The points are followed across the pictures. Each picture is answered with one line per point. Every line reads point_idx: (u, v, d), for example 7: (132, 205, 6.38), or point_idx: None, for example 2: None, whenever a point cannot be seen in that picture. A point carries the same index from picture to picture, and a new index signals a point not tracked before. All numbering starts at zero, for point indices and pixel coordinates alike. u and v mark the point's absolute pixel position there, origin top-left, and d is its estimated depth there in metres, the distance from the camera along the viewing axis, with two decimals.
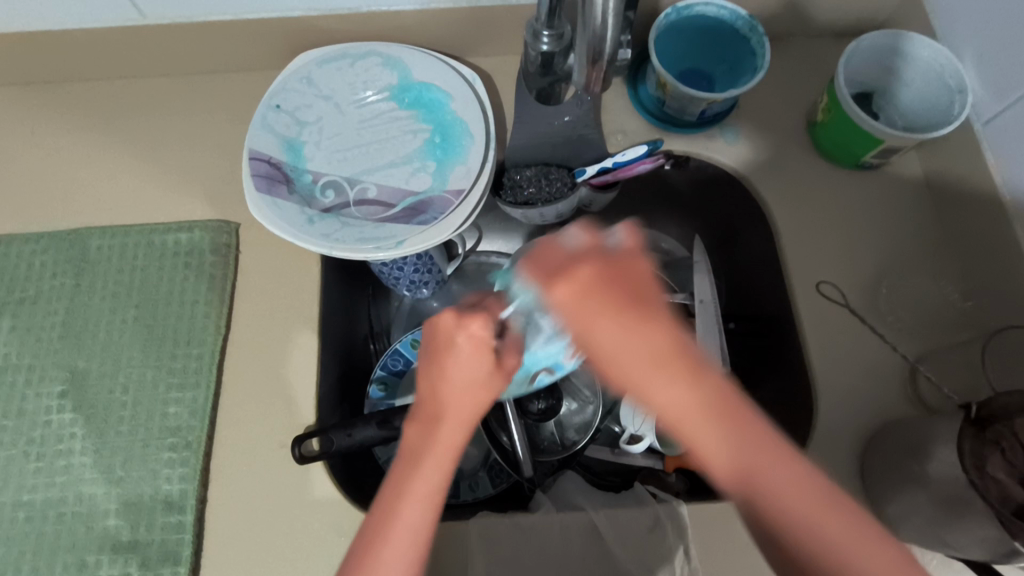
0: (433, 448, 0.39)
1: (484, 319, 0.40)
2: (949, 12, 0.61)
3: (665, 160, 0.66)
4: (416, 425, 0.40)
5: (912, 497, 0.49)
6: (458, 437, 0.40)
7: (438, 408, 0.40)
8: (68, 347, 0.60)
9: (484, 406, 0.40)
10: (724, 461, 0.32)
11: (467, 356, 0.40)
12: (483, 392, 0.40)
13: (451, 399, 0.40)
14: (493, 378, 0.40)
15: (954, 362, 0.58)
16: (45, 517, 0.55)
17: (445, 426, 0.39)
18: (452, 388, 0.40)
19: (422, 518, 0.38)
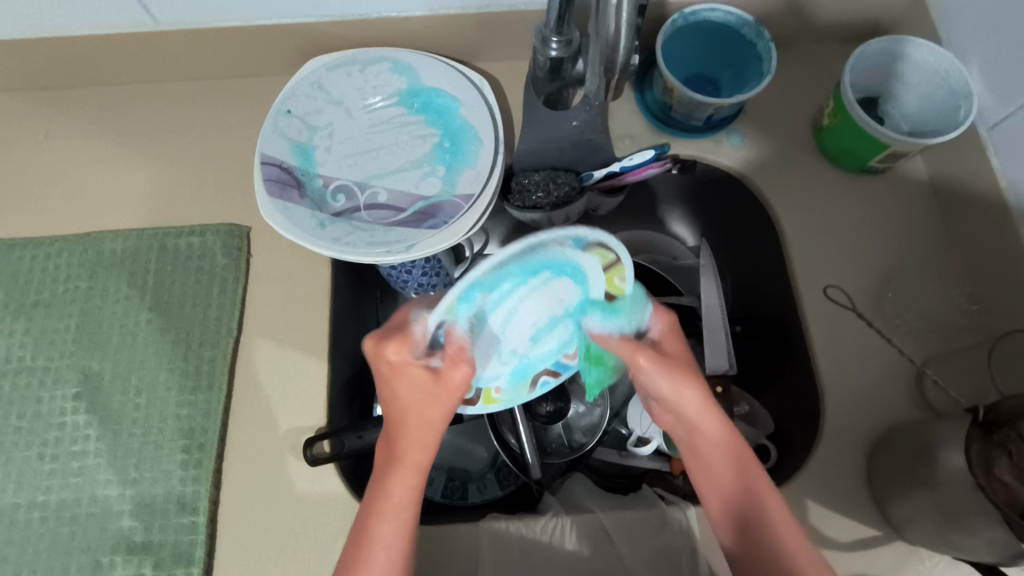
0: (396, 463, 0.46)
1: (398, 345, 0.46)
2: (954, 18, 0.62)
3: (672, 164, 0.64)
4: (384, 447, 0.47)
5: (919, 500, 0.50)
6: (419, 453, 0.46)
7: (396, 428, 0.47)
8: (82, 349, 0.60)
9: (437, 415, 0.46)
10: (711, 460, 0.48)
11: (408, 378, 0.46)
12: (433, 407, 0.46)
13: (407, 421, 0.46)
14: (439, 393, 0.45)
15: (959, 365, 0.58)
16: (60, 518, 0.55)
17: (404, 444, 0.46)
18: (404, 408, 0.46)
19: (391, 526, 0.44)
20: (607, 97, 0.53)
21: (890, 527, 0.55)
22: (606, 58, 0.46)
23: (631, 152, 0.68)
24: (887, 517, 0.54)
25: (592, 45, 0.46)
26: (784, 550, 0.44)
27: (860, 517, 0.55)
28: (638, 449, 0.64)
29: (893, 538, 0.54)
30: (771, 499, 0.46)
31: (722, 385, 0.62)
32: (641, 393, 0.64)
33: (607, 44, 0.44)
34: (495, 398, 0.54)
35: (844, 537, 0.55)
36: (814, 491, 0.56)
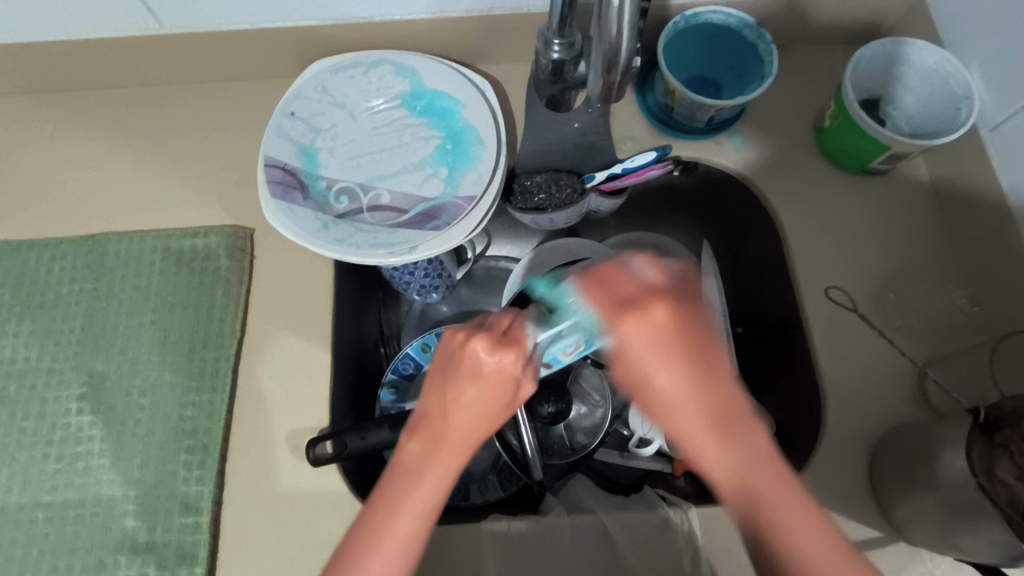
0: (431, 465, 0.39)
1: (515, 353, 0.40)
2: (956, 20, 0.62)
3: (674, 166, 0.66)
4: (415, 436, 0.40)
5: (921, 501, 0.50)
6: (455, 456, 0.40)
7: (438, 421, 0.40)
8: (87, 350, 0.61)
9: (491, 424, 0.40)
10: (724, 472, 0.37)
11: (483, 377, 0.40)
12: (489, 416, 0.40)
13: (454, 417, 0.40)
14: (500, 401, 0.40)
15: (960, 366, 0.58)
16: (64, 518, 0.56)
17: (446, 440, 0.40)
18: (460, 407, 0.40)
19: (412, 528, 0.38)
20: (609, 100, 0.53)
21: (893, 528, 0.55)
22: (607, 61, 0.45)
23: (633, 153, 0.68)
24: (889, 518, 0.54)
25: (595, 49, 0.46)
26: (802, 559, 0.35)
27: (863, 518, 0.55)
28: (640, 449, 0.65)
29: (895, 539, 0.55)
30: (723, 468, 0.37)
31: None
32: None
33: (608, 49, 0.44)
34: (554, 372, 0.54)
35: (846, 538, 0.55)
36: (816, 491, 0.56)
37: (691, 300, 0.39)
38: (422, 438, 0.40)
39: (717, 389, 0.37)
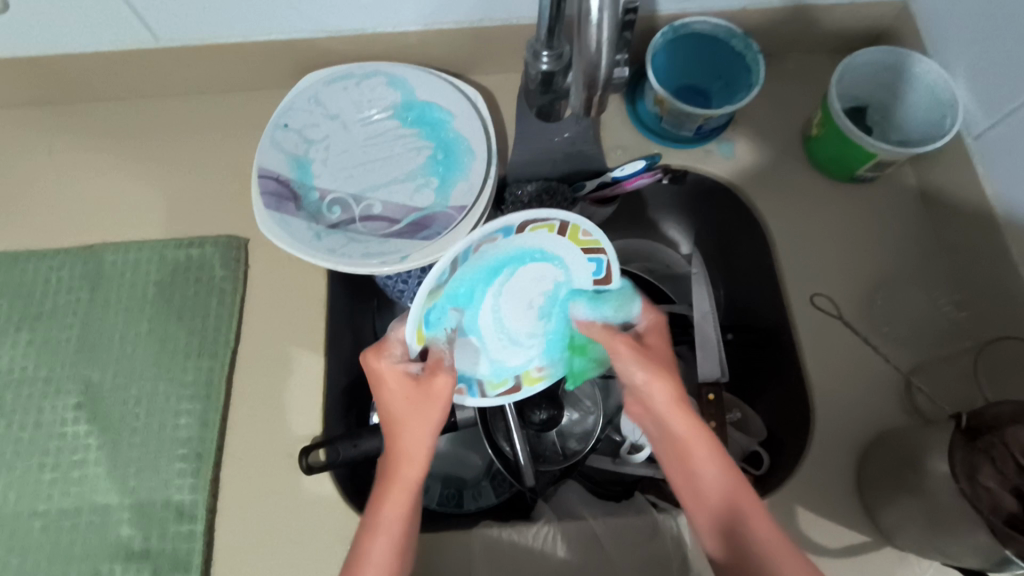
0: (392, 480, 0.48)
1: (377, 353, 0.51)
2: (941, 29, 0.63)
3: (663, 174, 0.68)
4: (379, 465, 0.50)
5: (907, 506, 0.50)
6: (413, 469, 0.48)
7: (389, 443, 0.49)
8: (83, 360, 0.61)
9: (430, 428, 0.49)
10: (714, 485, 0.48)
11: (389, 387, 0.50)
12: (425, 425, 0.49)
13: (401, 437, 0.49)
14: (432, 406, 0.50)
15: (948, 373, 0.59)
16: (60, 526, 0.56)
17: (395, 460, 0.48)
18: (409, 430, 0.49)
19: (384, 547, 0.45)
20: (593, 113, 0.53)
21: (880, 533, 0.55)
22: (587, 75, 0.46)
23: (623, 162, 0.69)
24: (877, 523, 0.55)
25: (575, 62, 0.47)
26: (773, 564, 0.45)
27: (851, 523, 0.56)
28: (631, 455, 0.65)
29: (883, 544, 0.55)
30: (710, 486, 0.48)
31: (713, 391, 0.63)
32: None
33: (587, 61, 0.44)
34: (536, 377, 0.62)
35: (833, 543, 0.55)
36: (804, 497, 0.56)
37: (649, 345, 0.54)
38: (382, 469, 0.49)
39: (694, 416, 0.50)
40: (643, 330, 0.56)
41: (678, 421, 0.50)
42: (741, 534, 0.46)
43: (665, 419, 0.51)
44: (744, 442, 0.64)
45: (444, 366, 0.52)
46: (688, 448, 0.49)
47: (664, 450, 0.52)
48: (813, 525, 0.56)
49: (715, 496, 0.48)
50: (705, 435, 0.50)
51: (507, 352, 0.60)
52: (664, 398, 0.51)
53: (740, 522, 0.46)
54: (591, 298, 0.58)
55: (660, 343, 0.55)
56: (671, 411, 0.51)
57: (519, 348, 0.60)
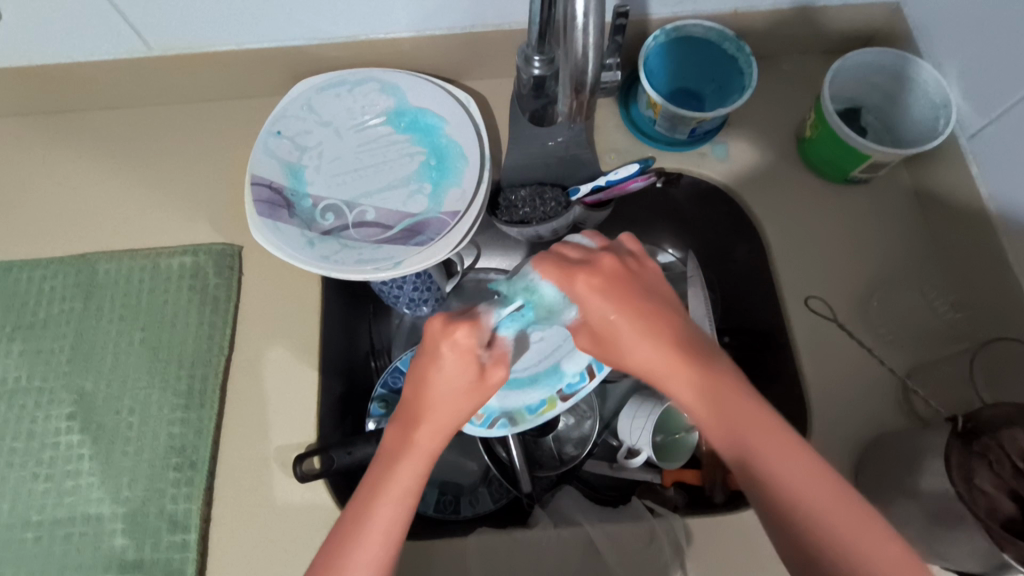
0: (409, 446, 0.42)
1: (470, 327, 0.42)
2: (933, 30, 0.63)
3: (658, 177, 0.67)
4: (398, 417, 0.44)
5: (905, 509, 0.50)
6: (431, 440, 0.43)
7: (421, 415, 0.43)
8: (77, 369, 0.61)
9: (466, 415, 0.43)
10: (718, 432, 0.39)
11: (450, 353, 0.42)
12: (461, 410, 0.43)
13: (432, 403, 0.42)
14: (477, 394, 0.43)
15: (943, 373, 0.58)
16: (53, 537, 0.56)
17: (426, 424, 0.42)
18: (440, 411, 0.42)
19: (393, 514, 0.41)
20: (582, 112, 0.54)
21: None
22: (576, 81, 0.46)
23: (617, 166, 0.69)
24: None
25: (563, 68, 0.47)
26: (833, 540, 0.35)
27: None
28: (628, 460, 0.64)
29: None
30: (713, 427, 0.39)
31: None
32: (633, 403, 0.64)
33: (574, 67, 0.45)
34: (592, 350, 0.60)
35: None
36: None
37: (637, 269, 0.44)
38: (404, 430, 0.43)
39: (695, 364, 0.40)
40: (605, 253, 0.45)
41: (644, 351, 0.41)
42: (785, 494, 0.36)
43: (642, 368, 0.42)
44: None
45: (500, 354, 0.44)
46: (717, 390, 0.40)
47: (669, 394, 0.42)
48: None
49: (753, 441, 0.38)
50: (710, 374, 0.40)
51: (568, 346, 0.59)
52: (636, 332, 0.41)
53: (772, 486, 0.37)
54: (546, 318, 0.51)
55: (651, 278, 0.44)
56: (660, 338, 0.41)
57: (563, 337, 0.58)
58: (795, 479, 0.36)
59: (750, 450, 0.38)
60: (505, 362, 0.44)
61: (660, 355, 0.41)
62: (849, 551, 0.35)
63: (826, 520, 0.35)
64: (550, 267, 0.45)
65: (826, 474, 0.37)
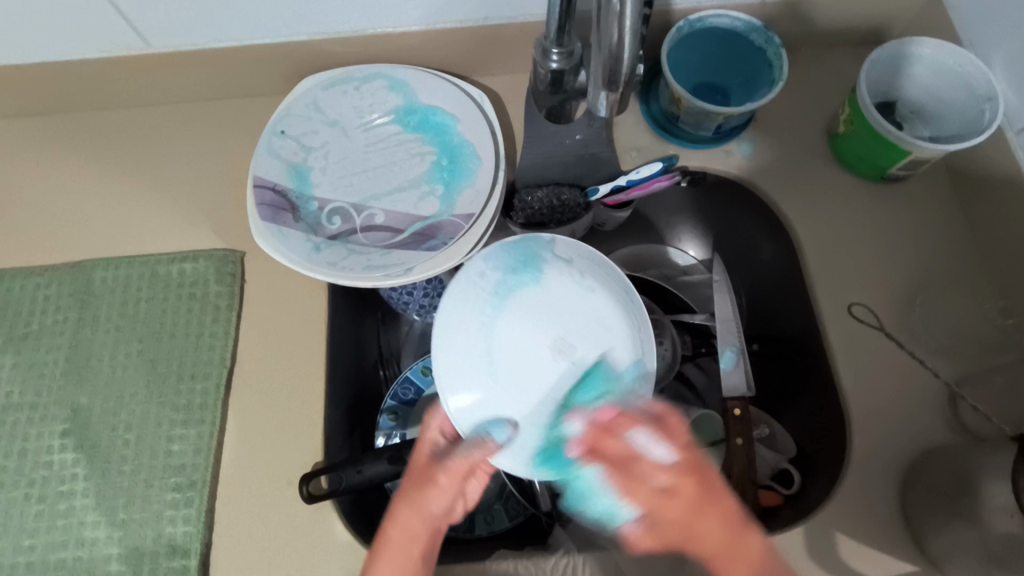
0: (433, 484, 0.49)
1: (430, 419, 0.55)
2: (975, 17, 0.59)
3: (682, 176, 0.64)
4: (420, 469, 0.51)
5: (961, 534, 0.46)
6: (401, 534, 0.47)
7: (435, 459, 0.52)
8: (71, 383, 0.58)
9: (433, 508, 0.49)
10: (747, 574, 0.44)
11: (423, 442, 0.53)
12: (421, 504, 0.48)
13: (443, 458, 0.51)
14: (428, 488, 0.49)
15: (996, 384, 0.54)
16: (46, 563, 0.53)
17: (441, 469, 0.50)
18: (410, 502, 0.49)
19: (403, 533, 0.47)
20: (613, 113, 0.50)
21: (929, 561, 0.51)
22: (609, 71, 0.43)
23: (638, 164, 0.65)
24: (925, 551, 0.50)
25: (595, 58, 0.44)
26: None
27: (895, 549, 0.51)
28: None
29: (931, 572, 0.51)
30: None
31: (739, 407, 0.59)
32: None
33: (610, 56, 0.41)
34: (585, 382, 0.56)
35: (877, 572, 0.51)
36: (843, 522, 0.52)
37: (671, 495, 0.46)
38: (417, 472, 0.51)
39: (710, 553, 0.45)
40: (670, 456, 0.47)
41: (706, 526, 0.45)
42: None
43: (666, 524, 0.46)
44: (773, 460, 0.60)
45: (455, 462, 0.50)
46: (739, 545, 0.44)
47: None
48: (854, 553, 0.51)
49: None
50: (744, 542, 0.44)
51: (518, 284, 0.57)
52: (686, 504, 0.45)
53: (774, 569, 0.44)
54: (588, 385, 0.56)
55: (685, 464, 0.46)
56: (695, 501, 0.45)
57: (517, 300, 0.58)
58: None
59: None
60: (455, 467, 0.50)
61: (682, 518, 0.45)
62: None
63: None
64: (603, 422, 0.51)
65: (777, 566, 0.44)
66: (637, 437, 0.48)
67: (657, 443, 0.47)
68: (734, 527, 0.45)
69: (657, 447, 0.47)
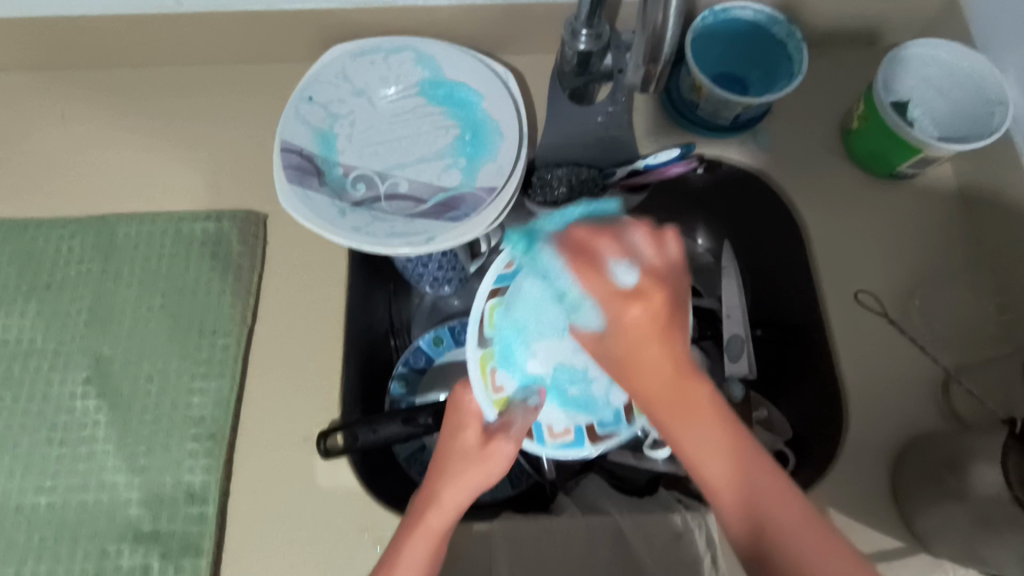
0: (485, 458, 0.48)
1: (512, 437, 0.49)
2: (990, 23, 0.61)
3: (698, 163, 0.64)
4: (478, 454, 0.49)
5: (948, 511, 0.48)
6: (442, 520, 0.46)
7: (490, 450, 0.49)
8: (94, 333, 0.59)
9: (482, 485, 0.48)
10: (729, 492, 0.38)
11: (496, 444, 0.49)
12: (474, 483, 0.48)
13: (500, 456, 0.49)
14: (487, 467, 0.48)
15: (992, 374, 0.56)
16: (67, 504, 0.54)
17: (494, 448, 0.49)
18: (459, 476, 0.48)
19: (458, 498, 0.47)
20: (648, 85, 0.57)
21: (915, 538, 0.53)
22: (651, 45, 0.49)
23: (655, 150, 0.66)
24: (912, 528, 0.53)
25: (637, 38, 0.50)
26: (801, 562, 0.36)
27: (883, 526, 0.54)
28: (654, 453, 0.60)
29: (917, 550, 0.53)
30: (728, 488, 0.38)
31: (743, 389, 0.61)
32: None
33: (652, 34, 0.47)
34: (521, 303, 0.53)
35: (868, 548, 0.53)
36: (836, 499, 0.55)
37: (665, 296, 0.37)
38: (475, 455, 0.49)
39: (666, 348, 0.37)
40: (645, 262, 0.38)
41: (588, 281, 0.38)
42: (764, 511, 0.37)
43: (607, 324, 0.38)
44: (769, 442, 0.62)
45: (515, 433, 0.50)
46: (691, 388, 0.38)
47: (729, 497, 0.38)
48: (845, 528, 0.54)
49: (648, 376, 0.38)
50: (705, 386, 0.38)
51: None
52: (648, 310, 0.37)
53: (774, 525, 0.37)
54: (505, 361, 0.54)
55: (673, 265, 0.38)
56: (648, 334, 0.37)
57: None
58: (721, 464, 0.38)
59: (752, 499, 0.37)
60: (516, 439, 0.50)
61: (642, 322, 0.37)
62: (790, 540, 0.37)
63: (791, 543, 0.37)
64: (580, 233, 0.41)
65: (811, 522, 0.37)
66: (613, 256, 0.38)
67: (643, 248, 0.38)
68: (663, 339, 0.37)
69: (649, 245, 0.38)
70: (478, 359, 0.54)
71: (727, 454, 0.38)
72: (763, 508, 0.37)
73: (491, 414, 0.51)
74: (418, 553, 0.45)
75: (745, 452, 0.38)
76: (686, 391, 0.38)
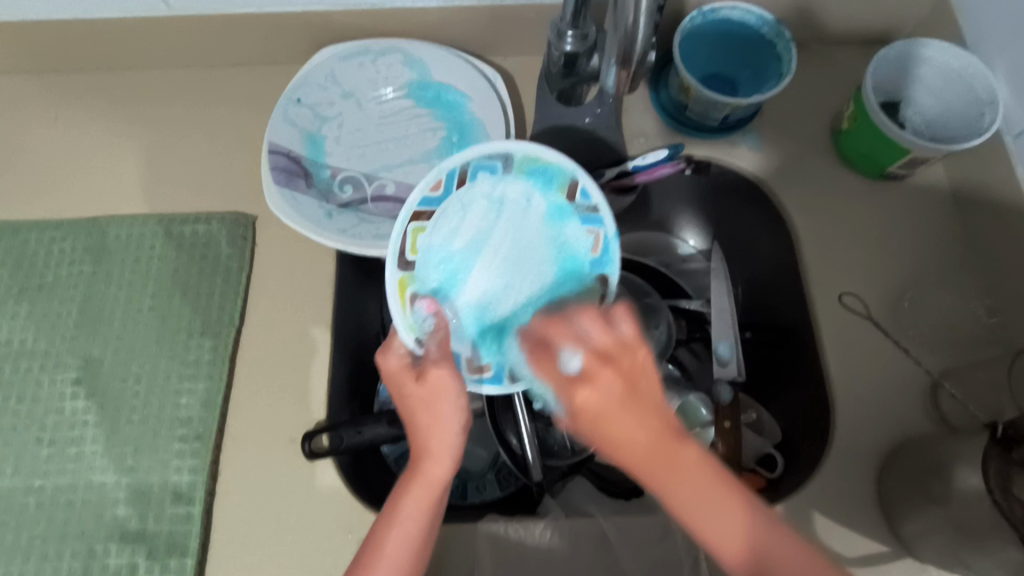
0: (438, 396, 0.45)
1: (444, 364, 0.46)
2: (982, 23, 0.60)
3: (686, 165, 0.64)
4: (429, 393, 0.45)
5: (932, 517, 0.48)
6: (439, 469, 0.43)
7: (438, 389, 0.45)
8: (83, 334, 0.60)
9: (452, 418, 0.44)
10: (733, 549, 0.35)
11: (438, 376, 0.45)
12: (446, 420, 0.44)
13: (452, 387, 0.45)
14: (449, 400, 0.45)
15: (977, 379, 0.57)
16: (55, 503, 0.55)
17: (441, 384, 0.45)
18: (433, 423, 0.44)
19: (439, 442, 0.44)
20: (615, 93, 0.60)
21: (901, 542, 0.53)
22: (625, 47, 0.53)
23: (644, 151, 0.66)
24: (897, 532, 0.53)
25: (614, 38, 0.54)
26: None
27: (869, 530, 0.54)
28: None
29: (903, 554, 0.53)
30: (732, 541, 0.35)
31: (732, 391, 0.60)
32: None
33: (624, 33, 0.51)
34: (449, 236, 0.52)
35: (854, 552, 0.53)
36: (823, 503, 0.54)
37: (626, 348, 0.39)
38: (428, 397, 0.45)
39: (640, 423, 0.37)
40: (599, 343, 0.39)
41: (546, 373, 0.41)
42: (760, 557, 0.35)
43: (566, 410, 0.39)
44: (758, 443, 0.61)
45: (441, 358, 0.47)
46: (672, 452, 0.36)
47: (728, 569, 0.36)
48: (831, 532, 0.54)
49: (629, 441, 0.36)
50: (682, 457, 0.36)
51: (488, 184, 0.52)
52: (608, 393, 0.37)
53: (776, 565, 0.35)
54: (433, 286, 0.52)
55: (632, 346, 0.39)
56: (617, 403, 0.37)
57: (478, 207, 0.53)
58: (723, 527, 0.36)
59: (750, 544, 0.36)
60: (448, 361, 0.46)
61: (591, 409, 0.37)
62: None
63: None
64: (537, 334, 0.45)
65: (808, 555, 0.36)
66: (562, 347, 0.41)
67: (594, 328, 0.40)
68: (649, 439, 0.36)
69: (598, 328, 0.39)
70: (398, 281, 0.51)
71: (720, 500, 0.36)
72: (761, 557, 0.35)
73: (414, 345, 0.49)
74: (421, 508, 0.42)
75: (735, 511, 0.36)
76: (665, 461, 0.36)
